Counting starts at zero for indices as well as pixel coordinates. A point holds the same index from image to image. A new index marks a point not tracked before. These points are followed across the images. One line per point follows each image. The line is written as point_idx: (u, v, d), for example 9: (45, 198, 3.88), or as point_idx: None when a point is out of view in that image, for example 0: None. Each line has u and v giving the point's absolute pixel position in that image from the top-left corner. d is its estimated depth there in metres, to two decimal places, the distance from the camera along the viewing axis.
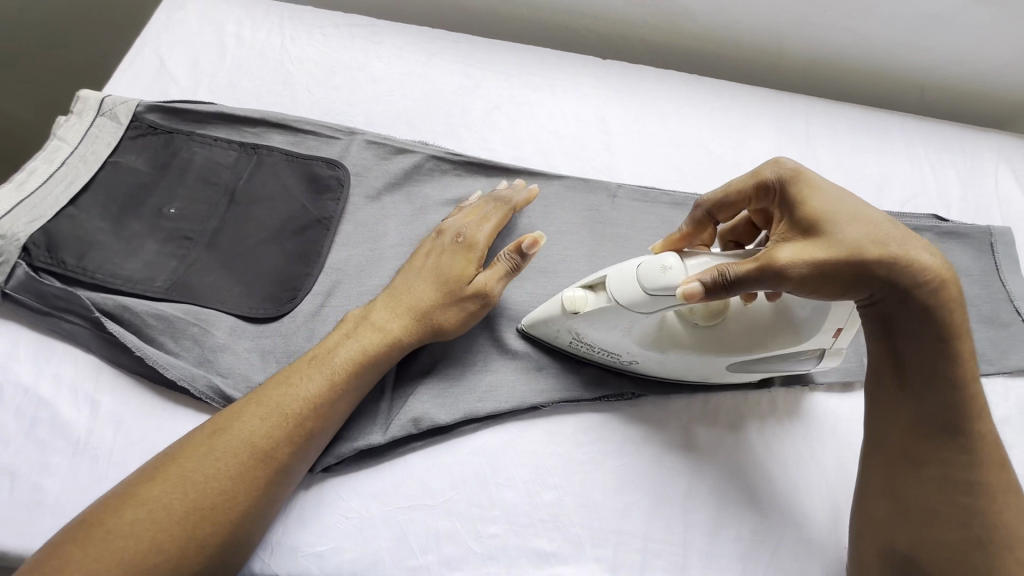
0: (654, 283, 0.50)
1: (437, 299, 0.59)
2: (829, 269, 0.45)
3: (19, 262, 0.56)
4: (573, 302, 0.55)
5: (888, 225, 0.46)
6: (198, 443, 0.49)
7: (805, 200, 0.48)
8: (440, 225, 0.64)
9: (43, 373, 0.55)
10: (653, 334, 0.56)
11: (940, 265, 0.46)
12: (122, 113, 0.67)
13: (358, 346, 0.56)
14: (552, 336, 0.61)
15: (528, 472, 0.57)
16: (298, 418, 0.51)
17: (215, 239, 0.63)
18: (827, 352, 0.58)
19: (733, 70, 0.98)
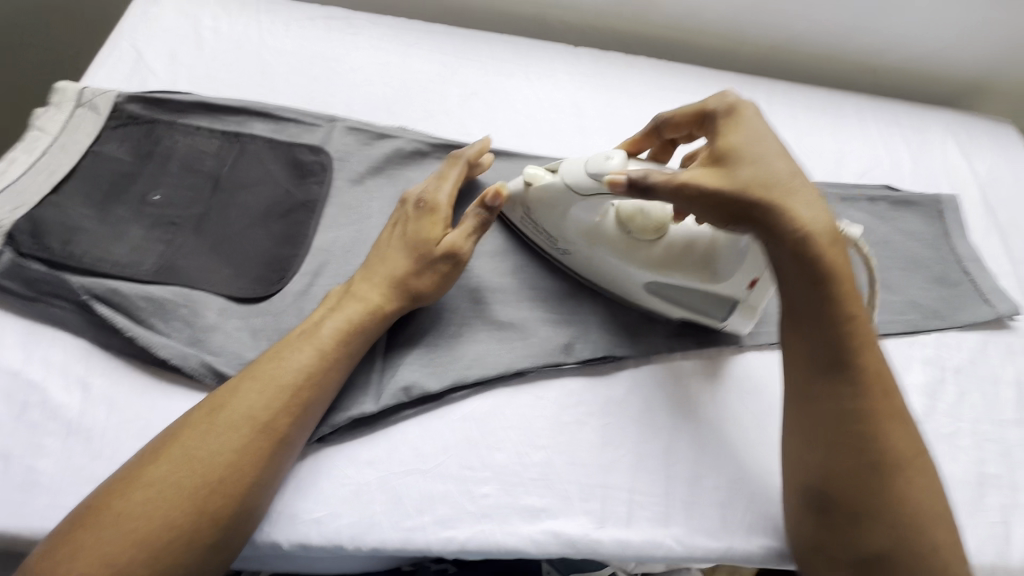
0: (596, 168, 0.59)
1: (411, 265, 0.61)
2: (715, 197, 0.52)
3: (5, 249, 0.57)
4: (531, 176, 0.64)
5: (783, 178, 0.52)
6: (198, 421, 0.50)
7: (727, 135, 0.55)
8: (406, 193, 0.66)
9: (32, 358, 0.55)
10: (589, 228, 0.64)
11: (821, 223, 0.51)
12: (102, 104, 0.68)
13: (345, 318, 0.57)
14: (513, 214, 0.70)
15: (516, 434, 0.60)
16: (293, 389, 0.52)
17: (201, 223, 0.64)
18: (740, 306, 0.63)
19: (699, 56, 1.03)
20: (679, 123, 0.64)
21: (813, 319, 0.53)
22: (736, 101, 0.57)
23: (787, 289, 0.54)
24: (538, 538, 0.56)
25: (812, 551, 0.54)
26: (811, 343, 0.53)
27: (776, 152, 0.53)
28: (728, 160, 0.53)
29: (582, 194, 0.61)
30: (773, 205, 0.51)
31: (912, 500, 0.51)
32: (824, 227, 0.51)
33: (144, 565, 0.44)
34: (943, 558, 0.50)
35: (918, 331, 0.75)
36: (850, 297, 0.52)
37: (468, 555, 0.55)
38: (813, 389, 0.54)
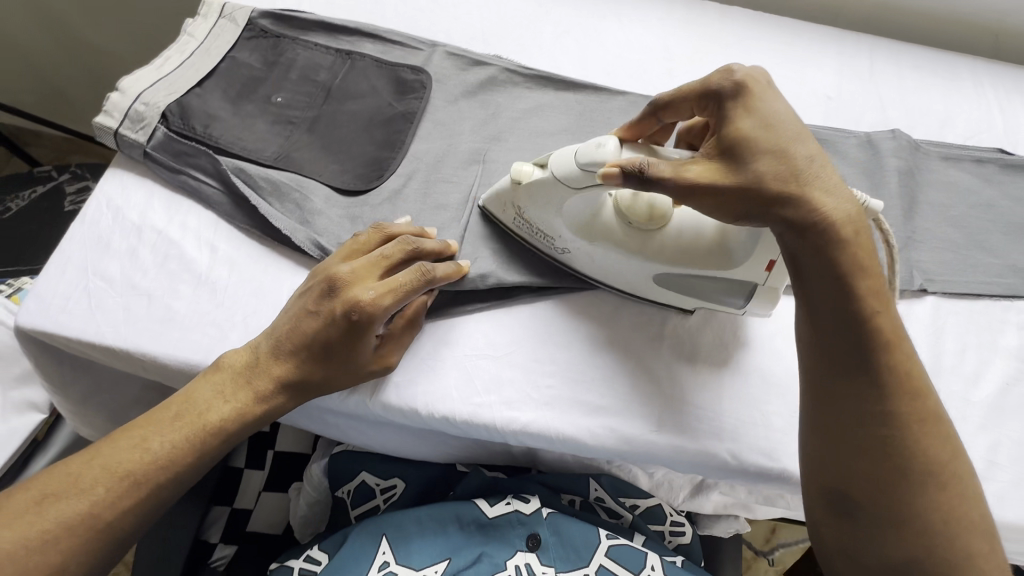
0: (588, 158, 0.53)
1: (323, 366, 0.55)
2: (727, 191, 0.49)
3: (158, 125, 0.66)
4: (518, 173, 0.59)
5: (802, 165, 0.49)
6: (25, 509, 0.47)
7: (737, 120, 0.51)
8: (339, 275, 0.55)
9: (173, 221, 0.65)
10: (586, 220, 0.61)
11: (844, 209, 0.49)
12: (240, 17, 0.77)
13: (235, 410, 0.54)
14: (502, 212, 0.65)
15: (582, 339, 0.63)
16: (149, 487, 0.51)
17: (314, 125, 0.72)
18: (759, 292, 0.60)
19: (797, 11, 1.00)
20: (677, 105, 0.57)
21: (838, 319, 0.50)
22: (742, 77, 0.53)
23: (806, 291, 0.51)
24: (597, 432, 0.59)
25: (842, 556, 0.52)
26: (832, 348, 0.51)
27: (790, 139, 0.50)
28: (738, 149, 0.50)
29: (574, 188, 0.56)
30: (795, 200, 0.48)
31: (947, 505, 0.49)
32: (847, 221, 0.49)
33: None
34: (980, 566, 0.48)
35: (1016, 296, 0.71)
36: (879, 291, 0.50)
37: (530, 437, 0.59)
38: (836, 396, 0.51)
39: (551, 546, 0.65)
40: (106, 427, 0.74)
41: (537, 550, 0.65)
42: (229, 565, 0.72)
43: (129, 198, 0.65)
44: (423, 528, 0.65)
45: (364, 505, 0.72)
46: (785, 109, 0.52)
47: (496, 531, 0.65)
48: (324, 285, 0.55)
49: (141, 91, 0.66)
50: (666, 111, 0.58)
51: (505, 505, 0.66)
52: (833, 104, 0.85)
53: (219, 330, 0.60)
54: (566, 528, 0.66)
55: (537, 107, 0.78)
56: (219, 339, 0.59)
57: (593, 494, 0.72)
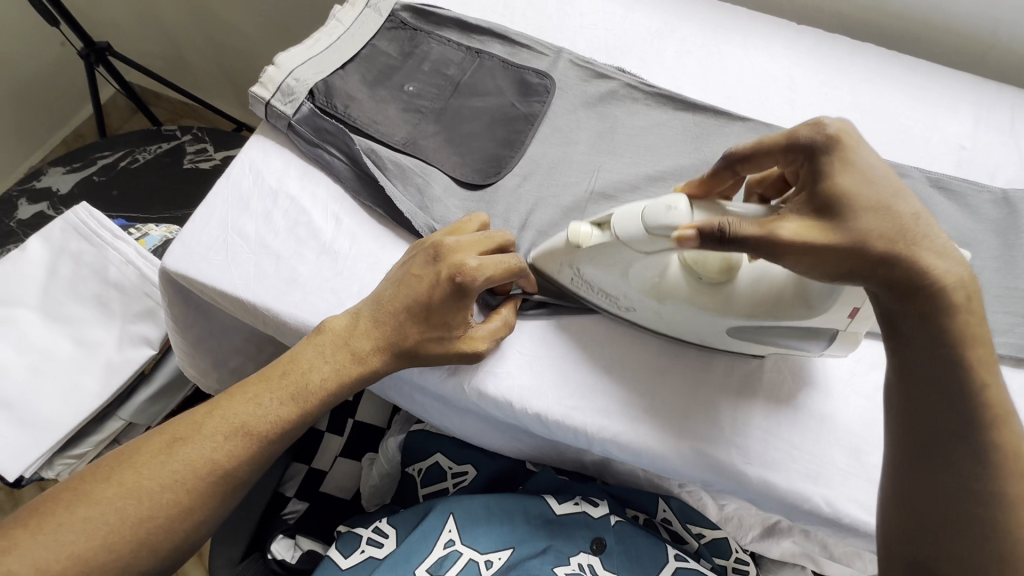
0: (657, 221, 0.50)
1: (425, 332, 0.57)
2: (828, 253, 0.45)
3: (305, 101, 0.70)
4: (575, 235, 0.57)
5: (908, 226, 0.46)
6: (158, 450, 0.52)
7: (835, 176, 0.47)
8: (445, 242, 0.57)
9: (305, 190, 0.69)
10: (653, 283, 0.57)
11: (957, 274, 0.45)
12: (384, 8, 0.81)
13: (334, 369, 0.56)
14: (557, 272, 0.62)
15: (681, 359, 0.63)
16: (261, 439, 0.54)
17: (440, 116, 0.75)
18: (838, 336, 0.56)
19: (933, 53, 0.95)
20: (760, 157, 0.53)
21: (940, 382, 0.46)
22: (836, 131, 0.48)
23: (903, 345, 0.48)
24: (686, 452, 0.58)
25: None
26: (926, 415, 0.47)
27: (892, 194, 0.46)
28: (842, 202, 0.46)
29: (642, 250, 0.54)
30: (899, 261, 0.45)
31: None
32: (957, 287, 0.45)
33: None
34: None
35: None
36: (989, 361, 0.46)
37: (616, 447, 0.59)
38: (923, 465, 0.47)
39: (616, 554, 0.64)
40: (209, 371, 0.79)
41: (601, 554, 0.64)
42: (298, 521, 0.76)
43: (269, 163, 0.70)
44: (490, 515, 0.66)
45: (433, 486, 0.75)
46: (883, 164, 0.48)
47: (562, 529, 0.65)
48: (429, 252, 0.58)
49: (294, 68, 0.71)
50: (749, 163, 0.54)
51: (573, 505, 0.66)
52: (966, 154, 0.81)
53: (337, 297, 0.63)
54: (633, 541, 0.66)
55: (654, 124, 0.78)
56: (336, 305, 0.63)
57: (661, 514, 0.72)
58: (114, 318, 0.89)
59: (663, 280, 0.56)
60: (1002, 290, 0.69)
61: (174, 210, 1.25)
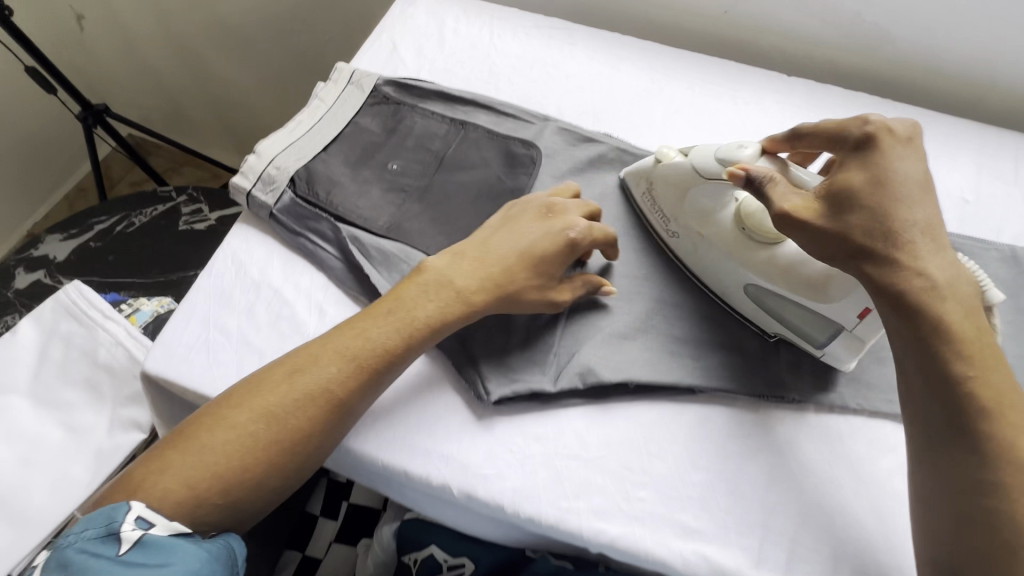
0: (726, 155, 0.60)
1: (531, 279, 0.63)
2: (812, 232, 0.53)
3: (286, 189, 0.69)
4: (662, 154, 0.68)
5: (901, 230, 0.51)
6: (280, 380, 0.55)
7: (849, 172, 0.54)
8: (557, 202, 0.67)
9: (287, 280, 0.67)
10: (706, 213, 0.65)
11: (953, 283, 0.50)
12: (366, 83, 0.81)
13: (438, 308, 0.60)
14: (636, 186, 0.73)
15: (681, 450, 0.60)
16: (371, 368, 0.57)
17: (425, 194, 0.74)
18: (844, 337, 0.59)
19: (929, 98, 0.94)
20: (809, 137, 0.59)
21: (939, 424, 0.48)
22: (875, 130, 0.55)
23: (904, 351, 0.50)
24: (690, 559, 0.55)
25: None
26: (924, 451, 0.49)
27: (905, 198, 0.52)
28: (844, 197, 0.53)
29: (705, 177, 0.63)
30: (887, 255, 0.50)
31: None
32: (952, 291, 0.49)
33: (219, 496, 0.51)
34: None
35: None
36: (990, 370, 0.48)
37: (615, 552, 0.56)
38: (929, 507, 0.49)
39: None
40: None
41: None
42: None
43: (252, 254, 0.69)
44: None
45: None
46: (912, 175, 0.53)
47: None
48: (541, 209, 0.67)
49: (274, 156, 0.70)
50: (808, 139, 0.59)
51: None
52: (970, 208, 0.78)
53: None
54: None
55: None
56: None
57: None
58: (105, 402, 0.88)
59: (711, 215, 0.65)
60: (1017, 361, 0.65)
61: (169, 273, 1.25)
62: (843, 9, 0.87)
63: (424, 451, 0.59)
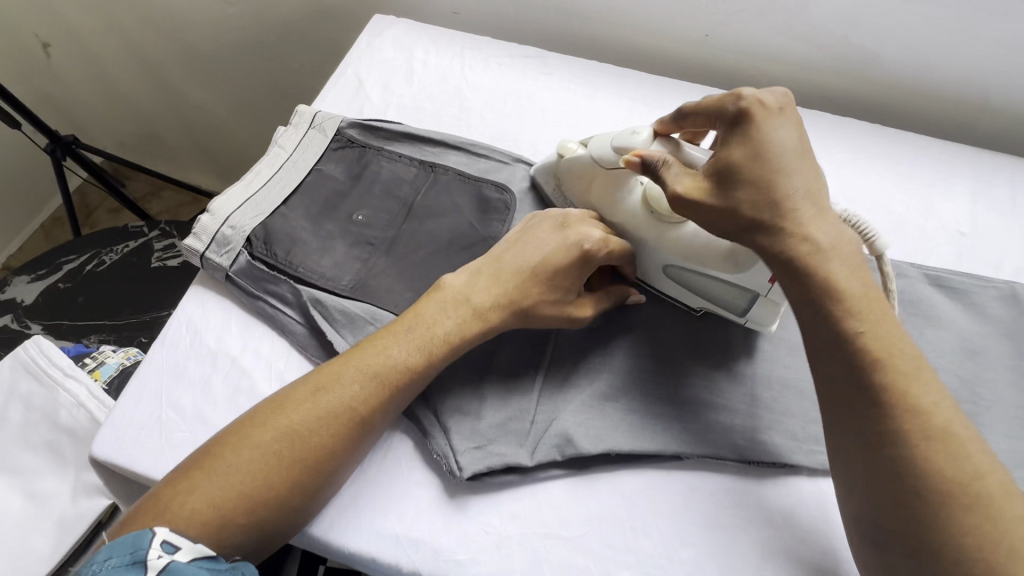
0: (622, 143, 0.63)
1: (544, 293, 0.60)
2: (704, 212, 0.54)
3: (242, 250, 0.65)
4: (564, 149, 0.70)
5: (784, 200, 0.51)
6: (303, 397, 0.53)
7: (730, 148, 0.54)
8: (570, 214, 0.63)
9: (247, 348, 0.64)
10: (611, 201, 0.66)
11: (836, 248, 0.50)
12: (329, 127, 0.77)
13: (458, 325, 0.58)
14: (547, 183, 0.74)
15: (667, 524, 0.56)
16: (392, 386, 0.55)
17: (392, 246, 0.69)
18: (760, 300, 0.60)
19: (920, 119, 0.90)
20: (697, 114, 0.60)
21: (853, 412, 0.46)
22: (750, 101, 0.54)
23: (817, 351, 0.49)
24: None
25: None
26: (849, 447, 0.47)
27: (782, 167, 0.52)
28: (726, 176, 0.53)
29: (606, 166, 0.66)
30: (773, 230, 0.50)
31: None
32: (834, 260, 0.49)
33: (244, 516, 0.48)
34: None
35: None
36: (892, 352, 0.47)
37: None
38: (866, 508, 0.46)
39: None
40: None
41: None
42: None
43: (208, 319, 0.65)
44: None
45: None
46: (789, 137, 0.53)
47: None
48: (555, 221, 0.63)
49: (229, 214, 0.66)
50: (693, 118, 0.60)
51: None
52: (967, 242, 0.75)
53: None
54: None
55: None
56: None
57: None
58: (68, 466, 0.84)
59: (620, 201, 0.65)
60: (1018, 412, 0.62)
61: (141, 314, 1.20)
62: (829, 31, 0.83)
63: (394, 536, 0.55)
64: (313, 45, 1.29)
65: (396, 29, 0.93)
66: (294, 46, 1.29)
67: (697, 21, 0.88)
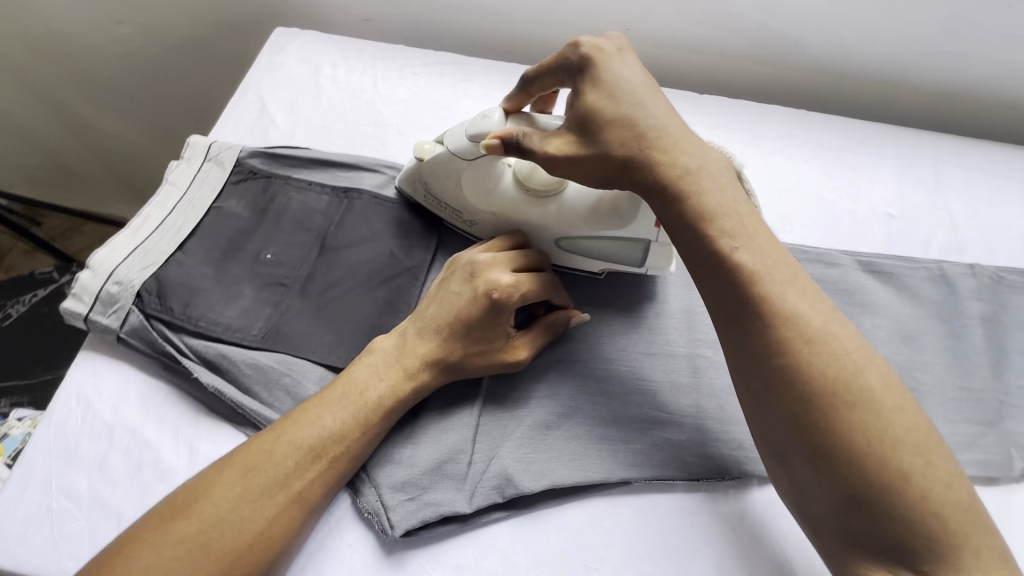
0: (476, 129, 0.60)
1: (466, 347, 0.56)
2: (581, 165, 0.52)
3: (133, 308, 0.59)
4: (421, 150, 0.65)
5: (648, 130, 0.51)
6: (231, 480, 0.48)
7: (584, 95, 0.52)
8: (479, 259, 0.58)
9: (149, 417, 0.57)
10: (483, 192, 0.63)
11: (707, 169, 0.50)
12: (227, 158, 0.70)
13: (390, 387, 0.54)
14: (413, 189, 0.69)
15: (619, 555, 0.54)
16: (330, 459, 0.50)
17: (307, 285, 0.64)
18: (653, 248, 0.61)
19: (845, 102, 0.90)
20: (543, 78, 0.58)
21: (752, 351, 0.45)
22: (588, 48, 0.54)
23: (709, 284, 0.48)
24: None
25: None
26: (764, 392, 0.45)
27: (637, 105, 0.51)
28: (589, 123, 0.51)
29: (467, 160, 0.62)
30: (645, 166, 0.50)
31: None
32: (709, 181, 0.49)
33: None
34: None
35: None
36: (770, 268, 0.47)
37: None
38: (771, 428, 0.45)
39: None
40: None
41: None
42: None
43: (101, 388, 0.58)
44: None
45: None
46: (635, 71, 0.54)
47: None
48: (464, 270, 0.58)
49: (114, 268, 0.60)
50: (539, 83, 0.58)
51: None
52: (896, 224, 0.75)
53: None
54: None
55: None
56: None
57: None
58: None
59: (493, 189, 0.62)
60: (955, 395, 0.62)
61: (56, 368, 1.09)
62: (748, 19, 0.82)
63: None
64: (220, 62, 1.19)
65: (300, 43, 0.86)
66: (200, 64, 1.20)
67: (616, 16, 0.85)
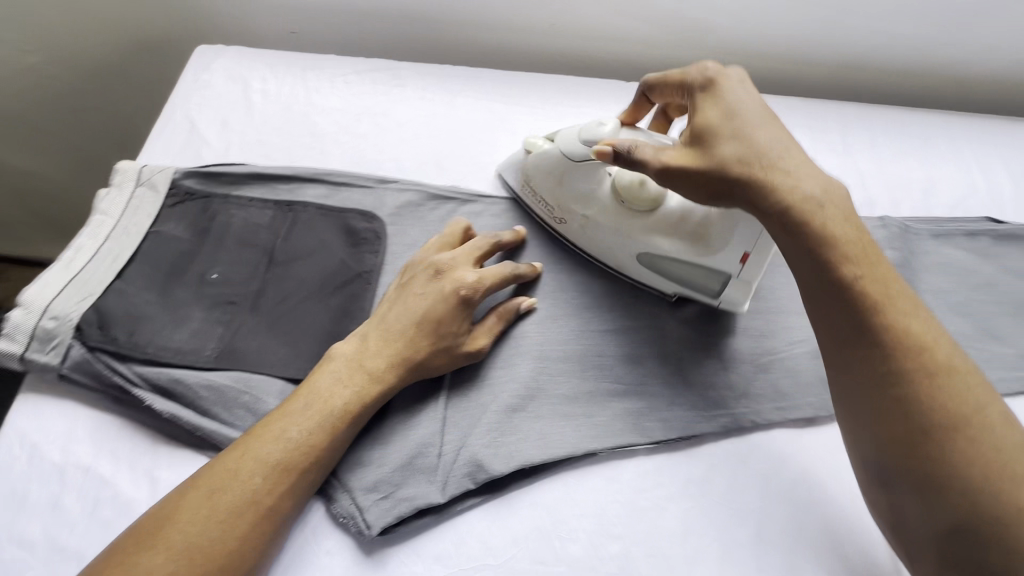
0: (590, 134, 0.64)
1: (433, 344, 0.58)
2: (695, 176, 0.54)
3: (73, 342, 0.57)
4: (531, 145, 0.71)
5: (766, 151, 0.53)
6: (195, 505, 0.47)
7: (705, 109, 0.56)
8: (443, 260, 0.61)
9: (102, 453, 0.56)
10: (586, 194, 0.67)
11: (828, 194, 0.52)
12: (160, 181, 0.68)
13: (356, 393, 0.54)
14: (516, 182, 0.74)
15: (591, 523, 0.56)
16: (297, 470, 0.50)
17: (258, 300, 0.63)
18: (732, 282, 0.63)
19: (758, 80, 0.96)
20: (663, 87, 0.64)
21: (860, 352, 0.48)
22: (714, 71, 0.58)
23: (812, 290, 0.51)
24: None
25: None
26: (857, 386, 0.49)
27: (759, 124, 0.54)
28: (706, 136, 0.54)
29: (576, 160, 0.66)
30: (758, 181, 0.52)
31: None
32: (823, 206, 0.51)
33: None
34: None
35: None
36: (881, 287, 0.49)
37: None
38: (858, 413, 0.49)
39: None
40: None
41: None
42: None
43: (47, 430, 0.56)
44: None
45: None
46: (752, 96, 0.57)
47: None
48: (429, 269, 0.61)
49: (49, 302, 0.57)
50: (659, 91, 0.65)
51: None
52: None
53: None
54: None
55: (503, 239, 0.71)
56: None
57: None
58: None
59: (595, 190, 0.67)
60: None
61: None
62: (662, 8, 0.87)
63: None
64: (143, 86, 1.15)
65: (225, 60, 0.85)
66: (121, 90, 1.15)
67: (540, 12, 0.88)
